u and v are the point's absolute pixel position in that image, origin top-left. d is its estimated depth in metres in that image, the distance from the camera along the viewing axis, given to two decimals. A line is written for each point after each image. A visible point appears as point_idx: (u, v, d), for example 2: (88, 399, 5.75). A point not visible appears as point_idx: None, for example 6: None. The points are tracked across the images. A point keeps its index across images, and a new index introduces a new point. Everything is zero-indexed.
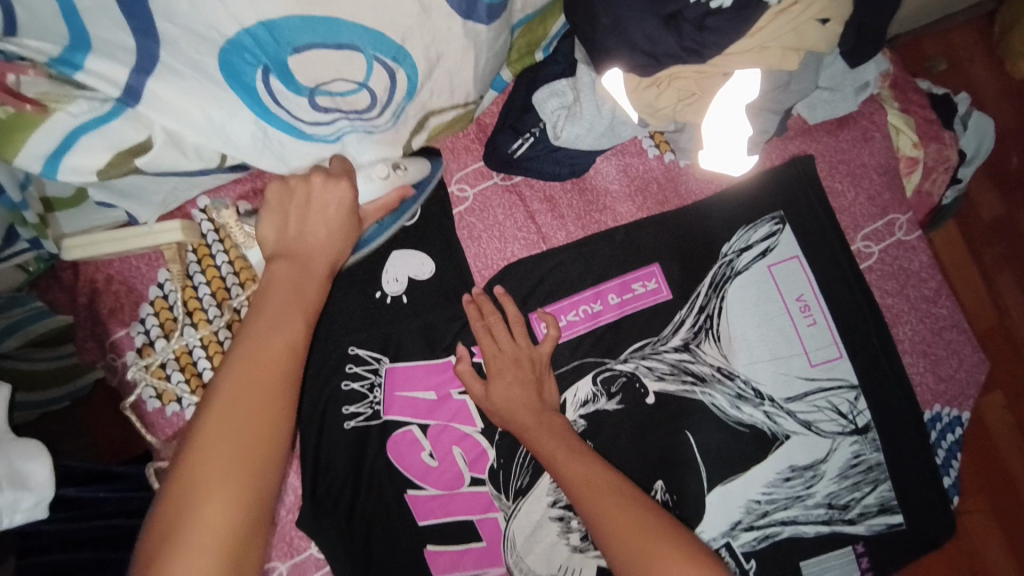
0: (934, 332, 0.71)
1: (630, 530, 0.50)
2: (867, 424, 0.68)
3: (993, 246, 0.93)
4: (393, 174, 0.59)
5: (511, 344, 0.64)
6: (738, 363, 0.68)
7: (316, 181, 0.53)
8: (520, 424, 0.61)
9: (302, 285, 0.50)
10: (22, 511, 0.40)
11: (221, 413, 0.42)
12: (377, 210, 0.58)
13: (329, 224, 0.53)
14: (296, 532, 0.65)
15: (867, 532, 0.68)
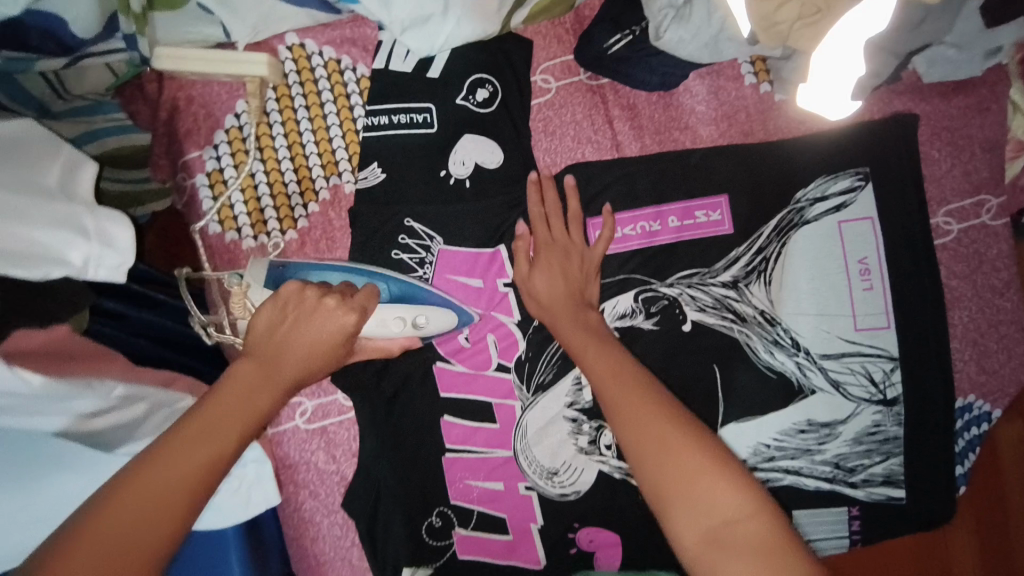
0: (990, 324, 0.69)
1: (636, 409, 0.51)
2: (896, 397, 0.68)
3: None
4: (408, 326, 0.62)
5: (563, 236, 0.64)
6: (783, 311, 0.67)
7: (327, 304, 0.52)
8: (554, 309, 0.62)
9: (266, 384, 0.49)
10: (105, 268, 0.42)
11: (154, 470, 0.42)
12: (374, 347, 0.63)
13: (311, 350, 0.52)
14: (326, 377, 0.68)
15: (866, 499, 0.69)
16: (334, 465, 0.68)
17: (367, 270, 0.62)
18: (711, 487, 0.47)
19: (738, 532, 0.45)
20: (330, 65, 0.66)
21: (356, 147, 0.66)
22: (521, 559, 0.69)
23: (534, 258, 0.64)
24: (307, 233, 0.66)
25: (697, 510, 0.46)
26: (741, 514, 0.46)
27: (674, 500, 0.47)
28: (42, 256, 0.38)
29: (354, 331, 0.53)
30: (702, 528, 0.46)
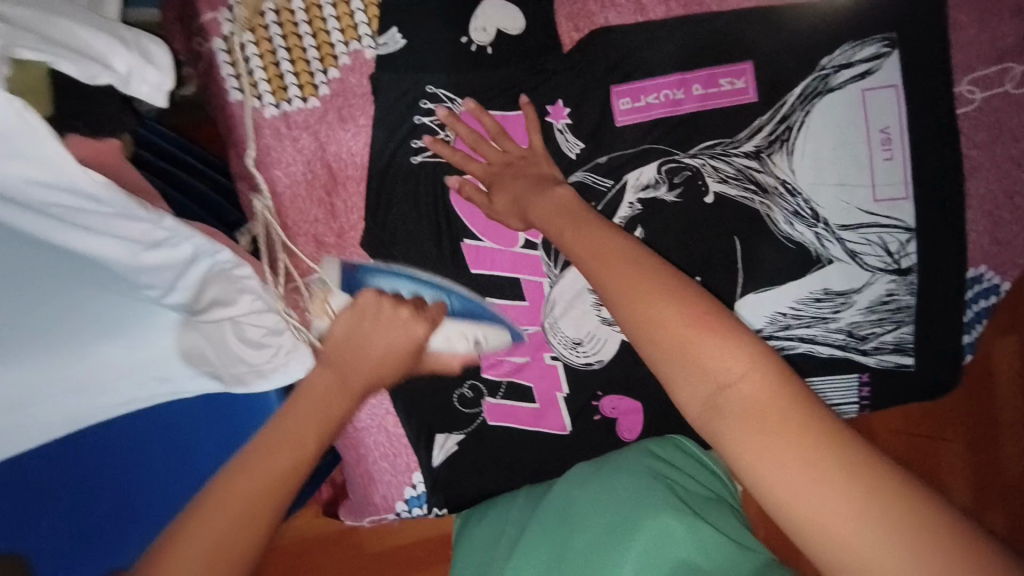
0: (1006, 194, 0.69)
1: (632, 288, 0.45)
2: (910, 266, 0.69)
3: None
4: (471, 344, 0.68)
5: (510, 151, 0.63)
6: (804, 182, 0.68)
7: (403, 314, 0.58)
8: (523, 203, 0.59)
9: (342, 394, 0.53)
10: (147, 86, 0.41)
11: (269, 449, 0.46)
12: (438, 360, 0.66)
13: (387, 355, 0.56)
14: (355, 252, 0.67)
15: (876, 366, 0.71)
16: None
17: (432, 287, 0.66)
18: (708, 352, 0.41)
19: (734, 400, 0.39)
20: None
21: (376, 11, 0.65)
22: (547, 424, 0.72)
23: (490, 182, 0.63)
24: (329, 99, 0.65)
25: (690, 374, 0.41)
26: (736, 376, 0.40)
27: (674, 368, 0.41)
28: (86, 53, 0.38)
29: (421, 341, 0.59)
30: (703, 396, 0.40)
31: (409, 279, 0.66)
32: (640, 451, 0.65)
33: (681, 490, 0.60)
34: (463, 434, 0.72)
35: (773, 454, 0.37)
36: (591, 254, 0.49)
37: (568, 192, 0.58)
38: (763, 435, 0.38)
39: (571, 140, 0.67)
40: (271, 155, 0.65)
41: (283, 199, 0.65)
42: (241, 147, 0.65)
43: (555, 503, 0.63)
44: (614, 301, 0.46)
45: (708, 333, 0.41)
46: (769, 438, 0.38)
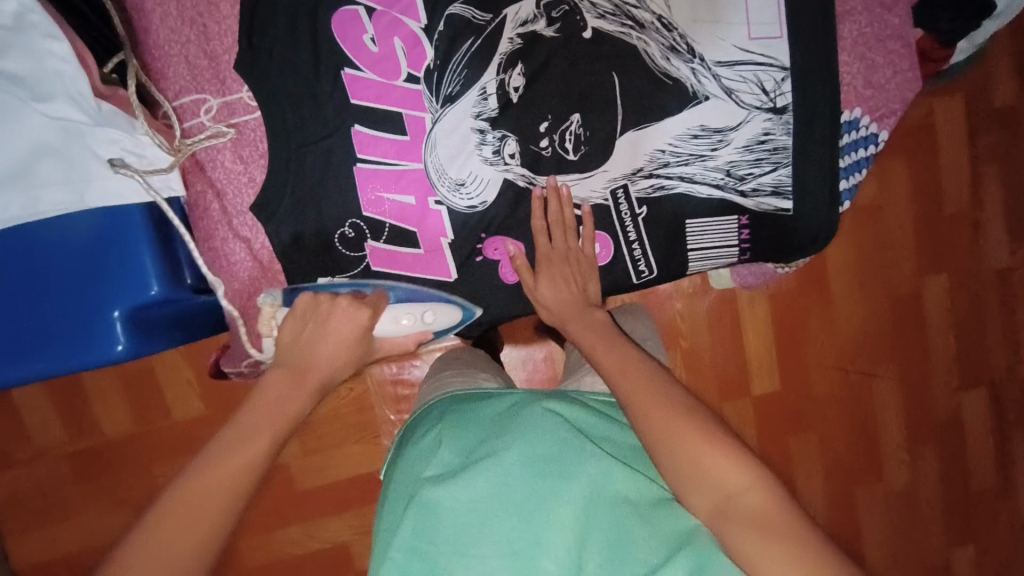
0: (877, 39, 0.71)
1: (620, 364, 0.65)
2: (785, 106, 0.71)
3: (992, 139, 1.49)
4: (416, 321, 0.74)
5: (563, 246, 0.72)
6: (679, 18, 0.69)
7: (339, 305, 0.68)
8: (564, 315, 0.73)
9: (299, 386, 0.63)
10: None
11: (244, 439, 0.56)
12: (393, 342, 0.76)
13: (339, 345, 0.68)
14: (232, 75, 0.66)
15: (755, 209, 0.73)
16: (242, 166, 0.68)
17: (370, 284, 0.72)
18: (717, 463, 0.55)
19: (738, 508, 0.53)
20: None
21: None
22: (434, 272, 0.73)
23: (540, 269, 0.72)
24: None
25: (707, 486, 0.55)
26: (737, 482, 0.54)
27: (663, 452, 0.57)
28: None
29: (368, 324, 0.69)
30: (709, 501, 0.55)
31: (347, 283, 0.71)
32: (572, 396, 0.70)
33: (609, 441, 0.64)
34: (346, 278, 0.72)
35: (769, 552, 0.50)
36: (622, 373, 0.64)
37: (602, 316, 0.74)
38: (696, 455, 0.56)
39: None
40: None
41: (153, 19, 0.65)
42: None
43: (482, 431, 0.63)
44: (626, 402, 0.62)
45: (714, 444, 0.56)
46: (689, 451, 0.56)
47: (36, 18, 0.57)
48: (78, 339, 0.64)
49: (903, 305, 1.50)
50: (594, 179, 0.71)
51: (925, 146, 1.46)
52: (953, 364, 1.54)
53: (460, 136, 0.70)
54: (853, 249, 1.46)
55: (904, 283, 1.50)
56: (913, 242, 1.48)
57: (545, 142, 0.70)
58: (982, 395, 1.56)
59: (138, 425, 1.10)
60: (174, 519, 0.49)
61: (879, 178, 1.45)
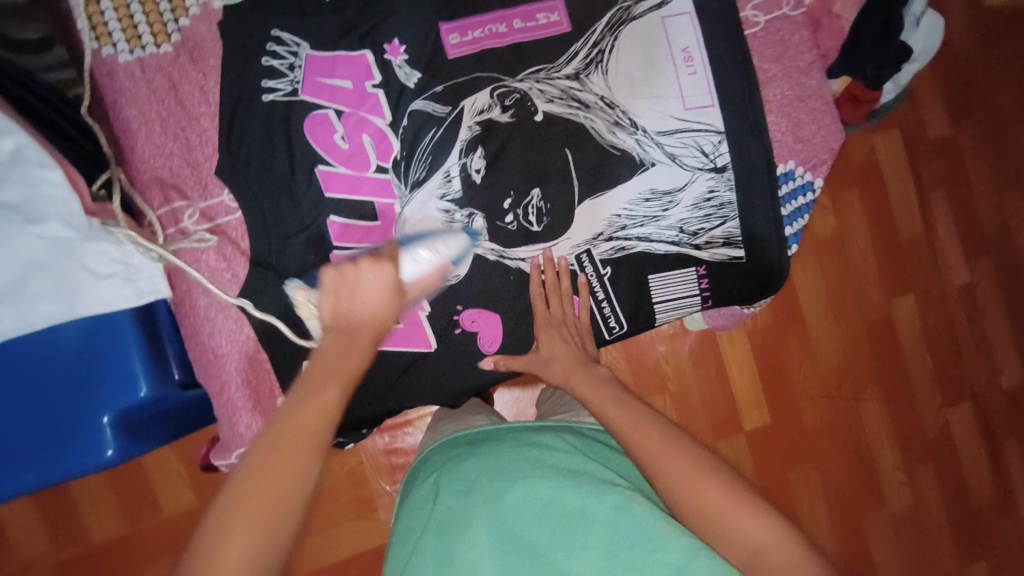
0: (801, 99, 0.79)
1: (629, 420, 0.62)
2: (726, 164, 0.77)
3: (933, 168, 1.59)
4: (434, 253, 0.68)
5: (558, 307, 0.75)
6: (620, 97, 0.76)
7: (362, 265, 0.62)
8: (565, 370, 0.72)
9: (352, 347, 0.58)
10: None
11: (298, 411, 0.52)
12: (421, 287, 0.67)
13: (380, 294, 0.60)
14: (213, 180, 0.71)
15: (711, 260, 0.78)
16: (225, 263, 0.71)
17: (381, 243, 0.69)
18: (744, 515, 0.53)
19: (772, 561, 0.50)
20: None
21: None
22: (414, 344, 0.75)
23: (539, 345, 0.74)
24: (181, 45, 0.70)
25: (733, 539, 0.53)
26: (770, 537, 0.51)
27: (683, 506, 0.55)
28: None
29: (395, 274, 0.62)
30: (743, 553, 0.52)
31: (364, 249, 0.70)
32: (562, 430, 0.71)
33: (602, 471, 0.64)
34: None
35: None
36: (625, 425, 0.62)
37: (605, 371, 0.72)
38: (711, 497, 0.54)
39: (409, 72, 0.74)
40: (125, 95, 0.69)
41: (137, 135, 0.69)
42: (98, 88, 0.70)
43: (481, 471, 0.62)
44: (636, 451, 0.59)
45: (735, 494, 0.54)
46: (728, 522, 0.53)
47: (30, 153, 0.60)
48: (68, 447, 0.65)
49: (880, 329, 1.56)
50: (559, 246, 0.76)
51: (872, 180, 1.55)
52: (935, 380, 1.58)
53: (428, 219, 0.74)
54: (820, 280, 1.52)
55: (874, 309, 1.56)
56: (878, 268, 1.55)
57: (509, 217, 0.75)
58: (967, 408, 1.60)
59: (130, 526, 1.08)
60: (245, 511, 0.48)
61: (835, 212, 1.54)
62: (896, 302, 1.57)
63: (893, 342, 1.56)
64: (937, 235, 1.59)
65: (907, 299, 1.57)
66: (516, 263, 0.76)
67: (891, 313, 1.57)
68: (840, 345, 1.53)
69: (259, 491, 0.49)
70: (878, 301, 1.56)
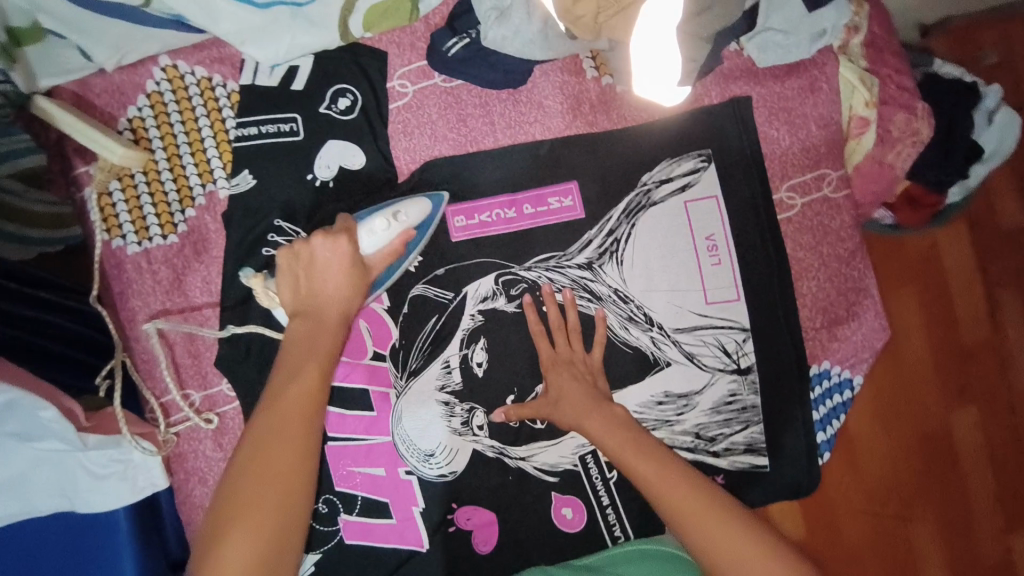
0: (839, 291, 0.72)
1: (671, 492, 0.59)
2: (750, 366, 0.71)
3: (1001, 261, 1.17)
4: (391, 221, 0.65)
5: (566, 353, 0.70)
6: (635, 289, 0.71)
7: (316, 241, 0.61)
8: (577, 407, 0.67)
9: (321, 330, 0.59)
10: None
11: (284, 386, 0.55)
12: (385, 258, 0.64)
13: (339, 272, 0.61)
14: (212, 369, 0.70)
15: (729, 468, 0.71)
16: (221, 454, 0.71)
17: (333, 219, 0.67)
18: None
19: None
20: (203, 83, 0.69)
21: (229, 155, 0.69)
22: (406, 541, 0.71)
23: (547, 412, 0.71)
24: (186, 236, 0.69)
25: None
26: None
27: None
28: None
29: (352, 251, 0.62)
30: None
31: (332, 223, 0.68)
32: None
33: None
34: (319, 554, 0.71)
35: None
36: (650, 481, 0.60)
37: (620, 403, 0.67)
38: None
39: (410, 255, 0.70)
40: (132, 286, 0.69)
41: (142, 326, 0.69)
42: (105, 279, 0.69)
43: None
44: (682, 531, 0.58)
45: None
46: None
47: (21, 398, 0.53)
48: None
49: (935, 444, 1.12)
50: (563, 445, 0.72)
51: (934, 274, 1.15)
52: (994, 510, 1.14)
53: (424, 412, 0.71)
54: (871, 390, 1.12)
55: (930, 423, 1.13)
56: (943, 374, 1.14)
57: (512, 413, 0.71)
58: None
59: None
60: (257, 494, 0.50)
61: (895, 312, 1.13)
62: (958, 420, 1.14)
63: (938, 473, 1.13)
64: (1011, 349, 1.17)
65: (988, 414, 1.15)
66: (516, 461, 0.72)
67: (949, 431, 1.13)
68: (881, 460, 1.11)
69: (258, 470, 0.51)
70: (958, 424, 1.14)
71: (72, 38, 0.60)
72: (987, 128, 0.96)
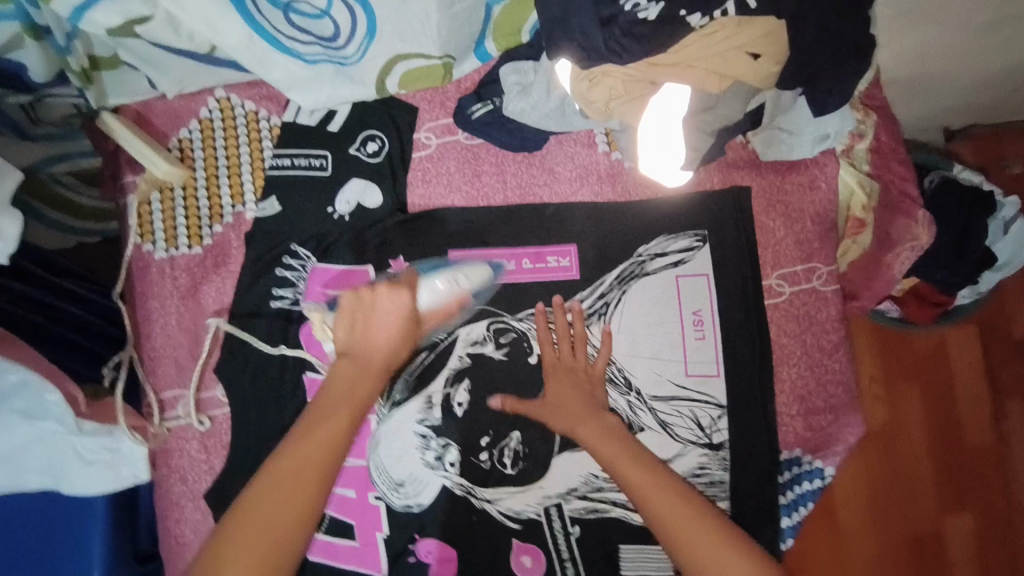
0: (818, 382, 0.74)
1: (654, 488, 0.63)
2: (721, 442, 0.73)
3: (1011, 367, 1.12)
4: (450, 283, 0.73)
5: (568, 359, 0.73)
6: (618, 353, 0.74)
7: (381, 291, 0.66)
8: (578, 418, 0.70)
9: (365, 372, 0.65)
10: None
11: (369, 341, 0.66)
12: (437, 316, 0.72)
13: (393, 328, 0.66)
14: (211, 374, 0.75)
15: None
16: (205, 455, 0.74)
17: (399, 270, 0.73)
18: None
19: None
20: (250, 115, 0.76)
21: (262, 181, 0.76)
22: (366, 565, 0.74)
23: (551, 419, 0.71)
24: (210, 249, 0.75)
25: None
26: None
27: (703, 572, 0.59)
28: None
29: (413, 305, 0.67)
30: None
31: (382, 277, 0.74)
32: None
33: None
34: None
35: None
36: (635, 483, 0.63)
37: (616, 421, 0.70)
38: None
39: None
40: (153, 288, 0.75)
41: (154, 325, 0.74)
42: (130, 278, 0.75)
43: None
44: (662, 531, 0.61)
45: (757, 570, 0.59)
46: None
47: (32, 380, 0.59)
48: None
49: (924, 541, 1.08)
50: (529, 493, 0.73)
51: (937, 371, 1.11)
52: None
53: (400, 441, 0.74)
54: (862, 476, 1.08)
55: (921, 520, 1.08)
56: (937, 472, 1.09)
57: (484, 455, 0.73)
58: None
59: None
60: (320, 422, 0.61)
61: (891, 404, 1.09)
62: (953, 525, 1.08)
63: (924, 574, 1.08)
64: (1013, 463, 1.10)
65: (990, 529, 1.09)
66: (481, 503, 0.73)
67: (942, 532, 1.08)
68: (857, 545, 1.07)
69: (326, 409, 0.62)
70: (952, 528, 1.08)
71: (144, 70, 0.69)
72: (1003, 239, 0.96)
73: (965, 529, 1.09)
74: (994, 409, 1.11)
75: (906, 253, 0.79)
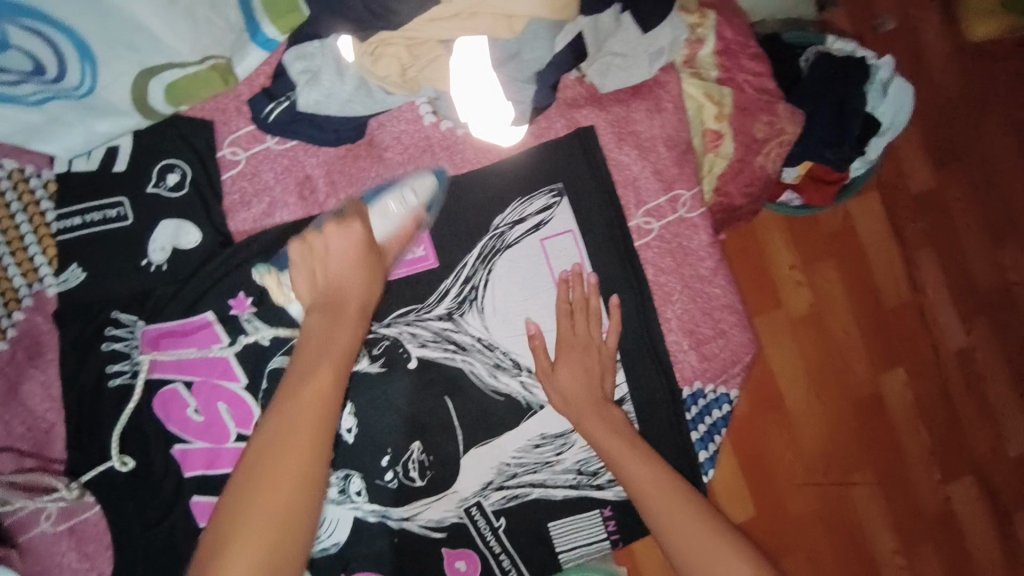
0: (704, 312, 0.72)
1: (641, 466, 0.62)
2: (623, 396, 0.70)
3: (916, 221, 1.09)
4: (402, 203, 0.66)
5: (577, 335, 0.68)
6: (498, 336, 0.69)
7: (330, 232, 0.61)
8: (578, 402, 0.67)
9: (339, 313, 0.56)
10: None
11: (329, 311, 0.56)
12: (397, 242, 0.66)
13: (350, 258, 0.60)
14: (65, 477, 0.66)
15: (616, 497, 0.71)
16: (88, 562, 0.67)
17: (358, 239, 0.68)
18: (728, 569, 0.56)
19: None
20: (14, 175, 0.65)
21: (54, 249, 0.66)
22: None
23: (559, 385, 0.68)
24: (17, 341, 0.65)
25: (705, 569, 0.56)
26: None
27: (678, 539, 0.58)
28: None
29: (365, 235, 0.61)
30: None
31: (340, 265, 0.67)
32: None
33: None
34: None
35: None
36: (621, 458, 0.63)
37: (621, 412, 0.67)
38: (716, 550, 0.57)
39: (259, 326, 0.68)
40: None
41: None
42: None
43: None
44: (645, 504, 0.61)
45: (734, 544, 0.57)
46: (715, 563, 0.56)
47: None
48: None
49: (869, 407, 1.05)
50: (446, 500, 0.69)
51: (848, 240, 1.05)
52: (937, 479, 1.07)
53: None
54: (798, 358, 1.03)
55: (863, 387, 1.05)
56: (866, 335, 1.06)
57: (389, 475, 0.69)
58: (990, 534, 1.09)
59: None
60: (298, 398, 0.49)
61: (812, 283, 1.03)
62: (892, 387, 1.07)
63: (876, 440, 1.05)
64: (931, 312, 1.10)
65: (924, 383, 1.08)
66: (399, 523, 0.69)
67: (883, 394, 1.06)
68: (804, 428, 1.03)
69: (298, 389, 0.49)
70: (891, 390, 1.07)
71: None
72: (882, 100, 0.94)
73: (903, 386, 1.08)
74: (908, 262, 1.09)
75: (777, 151, 0.75)
